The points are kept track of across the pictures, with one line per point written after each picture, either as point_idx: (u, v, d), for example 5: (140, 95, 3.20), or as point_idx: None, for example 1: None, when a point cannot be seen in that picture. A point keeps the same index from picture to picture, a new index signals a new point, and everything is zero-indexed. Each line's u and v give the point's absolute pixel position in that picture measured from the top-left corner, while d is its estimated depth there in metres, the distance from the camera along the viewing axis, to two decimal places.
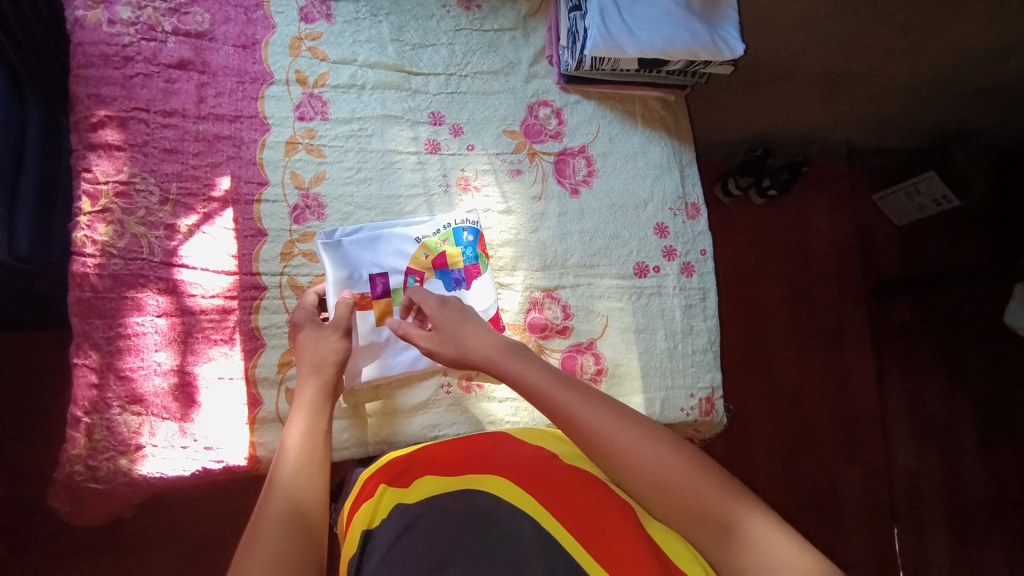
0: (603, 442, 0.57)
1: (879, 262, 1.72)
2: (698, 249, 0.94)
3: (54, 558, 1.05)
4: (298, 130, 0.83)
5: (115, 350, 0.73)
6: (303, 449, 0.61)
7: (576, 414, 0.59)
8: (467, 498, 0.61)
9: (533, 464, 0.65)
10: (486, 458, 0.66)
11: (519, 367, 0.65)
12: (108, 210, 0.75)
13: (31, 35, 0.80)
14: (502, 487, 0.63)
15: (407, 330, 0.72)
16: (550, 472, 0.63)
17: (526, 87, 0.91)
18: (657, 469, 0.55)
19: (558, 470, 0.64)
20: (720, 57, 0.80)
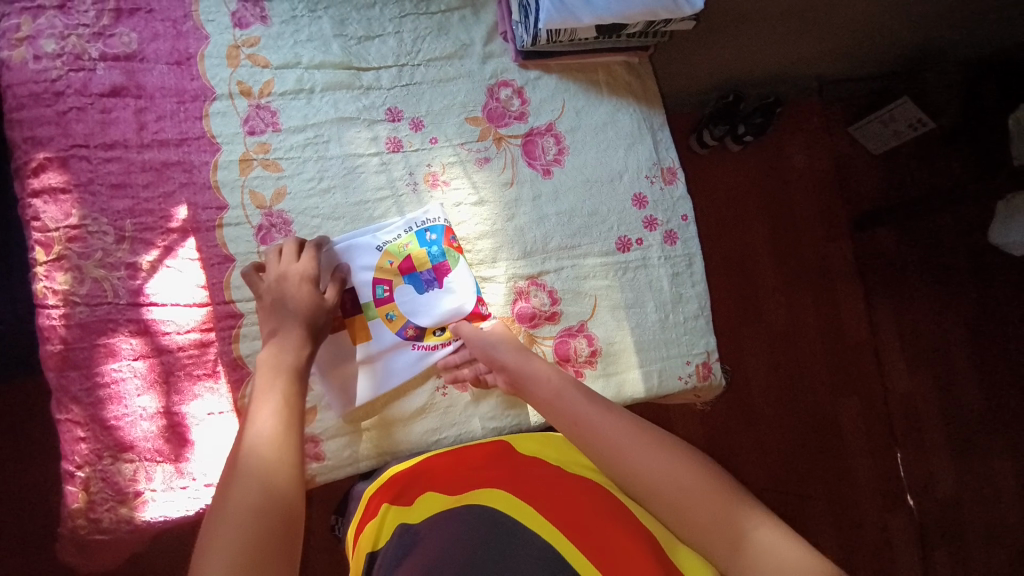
0: (617, 445, 0.60)
1: (860, 195, 1.71)
2: (678, 215, 0.92)
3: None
4: (250, 146, 0.79)
5: (96, 400, 0.71)
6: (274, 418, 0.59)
7: (596, 421, 0.63)
8: (473, 515, 0.62)
9: (539, 480, 0.66)
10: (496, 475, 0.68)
11: (540, 377, 0.71)
12: (64, 257, 0.71)
13: None
14: (501, 499, 0.63)
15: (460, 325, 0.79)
16: (554, 482, 0.66)
17: (483, 68, 0.87)
18: (671, 474, 0.57)
19: (563, 484, 0.66)
20: (682, 14, 0.76)
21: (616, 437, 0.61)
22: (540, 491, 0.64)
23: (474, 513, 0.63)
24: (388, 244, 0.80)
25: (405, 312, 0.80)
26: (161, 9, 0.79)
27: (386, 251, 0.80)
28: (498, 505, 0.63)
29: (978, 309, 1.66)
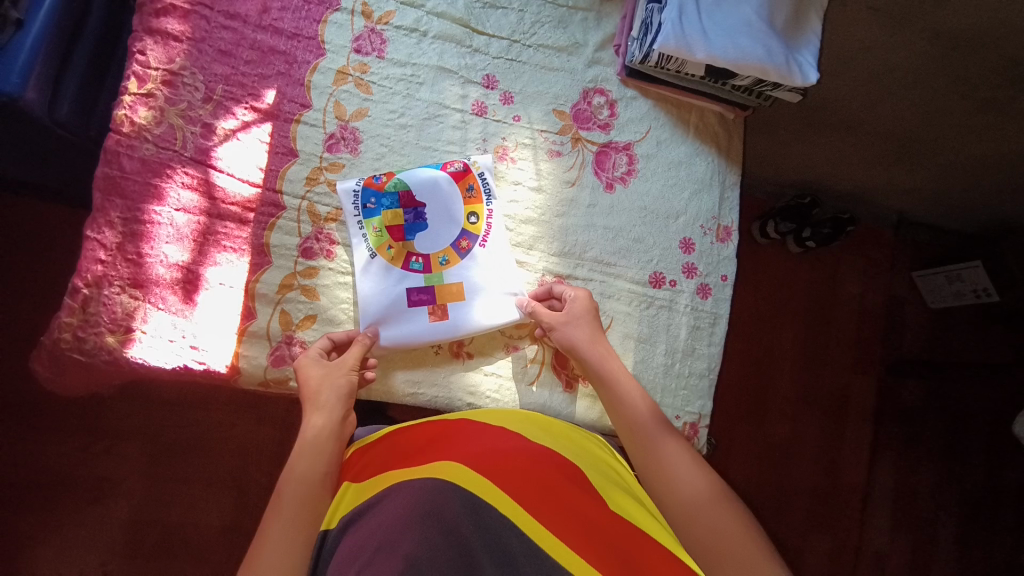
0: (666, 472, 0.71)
1: (901, 338, 1.67)
2: (719, 273, 0.91)
3: (47, 424, 1.13)
4: (351, 62, 0.83)
5: (128, 233, 0.74)
6: (305, 461, 0.71)
7: (671, 466, 0.72)
8: (430, 485, 0.63)
9: (490, 457, 0.68)
10: (449, 442, 0.70)
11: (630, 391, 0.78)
12: (152, 95, 0.76)
13: None
14: (461, 473, 0.65)
15: (536, 309, 0.81)
16: (509, 458, 0.68)
17: (585, 71, 0.89)
18: (717, 526, 0.66)
19: (522, 465, 0.68)
20: (791, 82, 0.77)
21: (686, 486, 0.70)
22: (495, 471, 0.66)
23: (422, 480, 0.64)
24: (364, 229, 0.81)
25: (441, 247, 0.83)
26: None
27: (371, 238, 0.81)
28: (449, 477, 0.65)
29: (978, 496, 1.59)
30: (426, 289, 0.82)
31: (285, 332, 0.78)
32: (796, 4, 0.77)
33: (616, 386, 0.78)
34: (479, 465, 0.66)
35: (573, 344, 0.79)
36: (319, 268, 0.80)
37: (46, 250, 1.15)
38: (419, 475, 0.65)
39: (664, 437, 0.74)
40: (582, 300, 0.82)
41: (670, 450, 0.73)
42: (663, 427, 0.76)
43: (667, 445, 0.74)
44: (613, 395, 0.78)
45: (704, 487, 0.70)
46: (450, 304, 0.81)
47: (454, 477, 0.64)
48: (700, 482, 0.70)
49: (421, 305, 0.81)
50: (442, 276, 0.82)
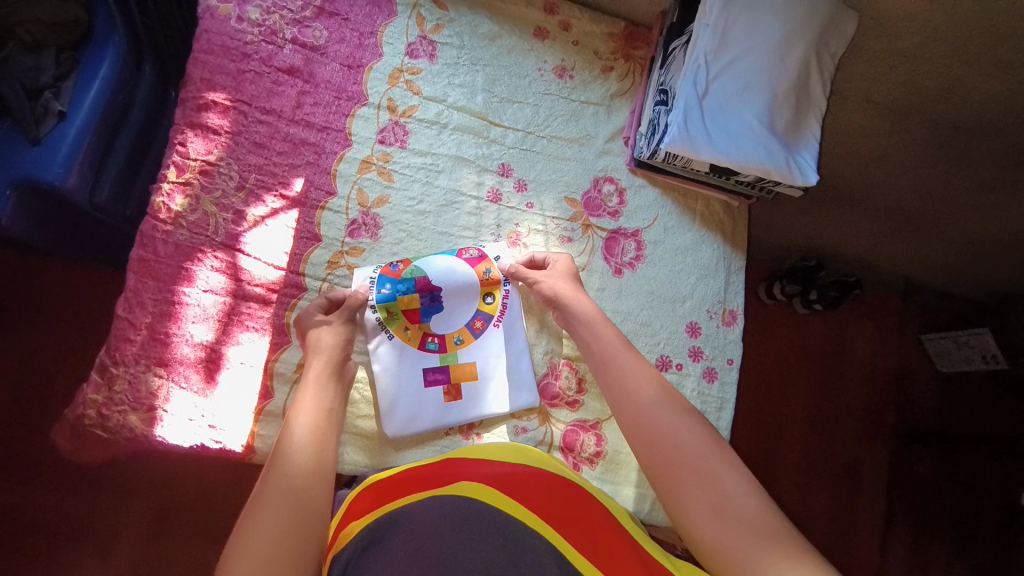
0: (663, 435, 0.70)
1: (913, 405, 1.65)
2: (725, 356, 0.93)
3: (56, 480, 1.14)
4: (375, 152, 0.88)
5: (159, 313, 0.78)
6: (309, 447, 0.69)
7: (664, 429, 0.70)
8: (460, 503, 0.66)
9: (510, 476, 0.71)
10: (467, 468, 0.72)
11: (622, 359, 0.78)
12: (189, 184, 0.81)
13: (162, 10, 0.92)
14: (485, 491, 0.68)
15: (518, 268, 0.87)
16: (526, 480, 0.70)
17: (596, 160, 0.94)
18: (711, 477, 0.65)
19: (541, 486, 0.70)
20: (792, 181, 0.80)
21: (680, 443, 0.69)
22: (518, 486, 0.69)
23: (449, 497, 0.67)
24: (380, 311, 0.84)
25: (455, 329, 0.86)
26: (355, 20, 0.91)
27: (388, 322, 0.84)
28: (473, 495, 0.67)
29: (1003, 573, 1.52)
30: (441, 368, 0.85)
31: None
32: (795, 108, 0.80)
33: (613, 358, 0.78)
34: (501, 485, 0.69)
35: (555, 292, 0.83)
36: None
37: (71, 311, 1.19)
38: (446, 492, 0.67)
39: (658, 402, 0.73)
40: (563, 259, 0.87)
41: (664, 411, 0.72)
42: (651, 390, 0.74)
43: (661, 411, 0.72)
44: (606, 367, 0.78)
45: (698, 442, 0.69)
46: (464, 384, 0.85)
47: (478, 494, 0.67)
48: (699, 443, 0.68)
49: (436, 385, 0.84)
50: (456, 355, 0.86)
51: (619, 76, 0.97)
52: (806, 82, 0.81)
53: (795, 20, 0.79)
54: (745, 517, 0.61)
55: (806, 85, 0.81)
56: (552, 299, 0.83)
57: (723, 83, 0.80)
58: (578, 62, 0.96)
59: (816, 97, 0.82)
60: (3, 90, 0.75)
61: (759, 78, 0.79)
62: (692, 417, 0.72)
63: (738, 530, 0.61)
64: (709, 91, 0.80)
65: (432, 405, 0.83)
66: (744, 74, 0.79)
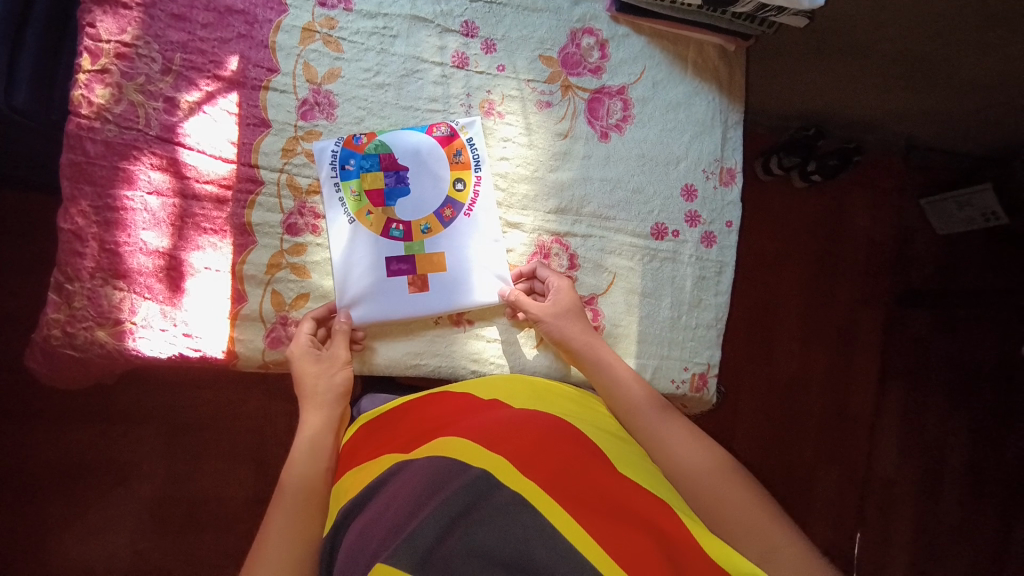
0: (637, 418, 0.71)
1: (908, 270, 1.60)
2: (724, 219, 0.86)
3: (56, 411, 1.14)
4: (317, 17, 0.76)
5: (104, 222, 0.71)
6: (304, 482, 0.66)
7: (637, 407, 0.72)
8: (439, 465, 0.59)
9: (498, 425, 0.63)
10: (457, 422, 0.65)
11: (582, 340, 0.76)
12: (107, 71, 0.70)
13: None
14: (466, 449, 0.60)
15: (520, 299, 0.77)
16: (502, 425, 0.63)
17: (572, 10, 0.83)
18: (681, 456, 0.66)
19: (530, 428, 0.63)
20: (797, 6, 0.70)
21: (648, 423, 0.70)
22: (500, 437, 0.61)
23: (431, 460, 0.60)
24: (341, 192, 0.77)
25: (423, 215, 0.78)
26: None
27: (349, 203, 0.77)
28: (454, 454, 0.59)
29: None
30: (406, 257, 0.78)
31: (278, 312, 0.76)
32: None
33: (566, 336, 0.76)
34: (485, 439, 0.61)
35: (552, 328, 0.76)
36: (307, 244, 0.76)
37: (35, 243, 1.13)
38: (431, 454, 0.61)
39: (626, 382, 0.74)
40: (564, 283, 0.79)
41: (636, 390, 0.73)
42: (626, 371, 0.75)
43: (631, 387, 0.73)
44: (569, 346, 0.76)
45: (672, 425, 0.69)
46: (432, 274, 0.78)
47: (462, 455, 0.59)
48: (671, 429, 0.69)
49: (402, 274, 0.78)
50: (423, 244, 0.78)
51: None
52: None
53: None
54: (763, 533, 0.57)
55: None
56: (551, 336, 0.76)
57: None
58: None
59: None
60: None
61: None
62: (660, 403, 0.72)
63: (752, 541, 0.57)
64: None
65: (408, 299, 0.77)
66: None
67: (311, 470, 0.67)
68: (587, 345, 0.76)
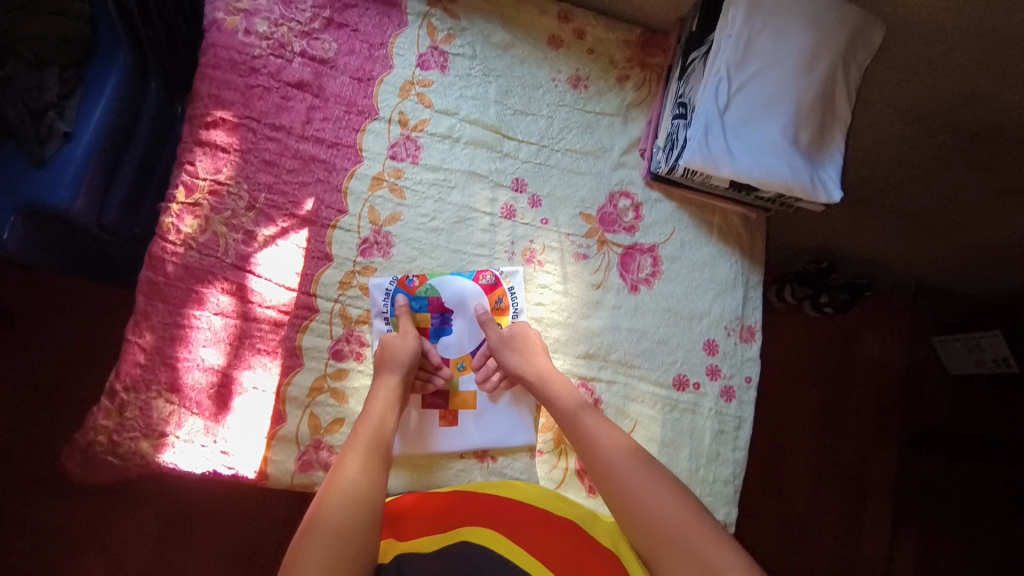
0: (640, 503, 0.69)
1: (920, 408, 1.61)
2: (743, 375, 0.91)
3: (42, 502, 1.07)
4: (387, 168, 0.86)
5: (168, 337, 0.77)
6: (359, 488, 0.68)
7: (643, 492, 0.70)
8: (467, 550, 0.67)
9: (520, 520, 0.72)
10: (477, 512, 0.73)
11: (593, 426, 0.77)
12: (199, 205, 0.79)
13: (166, 17, 0.86)
14: (492, 537, 0.69)
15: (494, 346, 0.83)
16: (523, 520, 0.72)
17: (611, 174, 0.92)
18: (685, 547, 0.65)
19: (548, 525, 0.71)
20: (815, 199, 0.79)
21: (649, 509, 0.68)
22: (522, 527, 0.71)
23: (460, 545, 0.68)
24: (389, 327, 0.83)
25: (459, 354, 0.86)
26: (364, 31, 0.88)
27: None
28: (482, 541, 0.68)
29: None
30: (439, 392, 0.84)
31: (313, 435, 0.79)
32: (820, 124, 0.79)
33: (576, 421, 0.78)
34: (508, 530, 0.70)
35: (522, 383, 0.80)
36: (349, 370, 0.82)
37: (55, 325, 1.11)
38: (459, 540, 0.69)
39: (631, 470, 0.72)
40: (536, 338, 0.83)
41: (642, 475, 0.71)
42: (637, 459, 0.73)
43: (633, 475, 0.71)
44: (575, 431, 0.77)
45: (675, 509, 0.67)
46: (461, 412, 0.83)
47: (488, 541, 0.68)
48: (674, 513, 0.67)
49: (433, 409, 0.83)
50: (457, 381, 0.85)
51: (634, 85, 0.94)
52: (831, 95, 0.79)
53: (819, 34, 0.78)
54: None
55: (831, 100, 0.80)
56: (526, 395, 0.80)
57: (746, 97, 0.78)
58: (592, 71, 0.93)
59: (839, 110, 0.81)
60: (6, 113, 0.71)
61: (782, 93, 0.77)
62: (667, 483, 0.70)
63: None
64: (730, 106, 0.78)
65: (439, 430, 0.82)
66: (766, 88, 0.78)
67: (359, 482, 0.69)
68: (588, 426, 0.77)
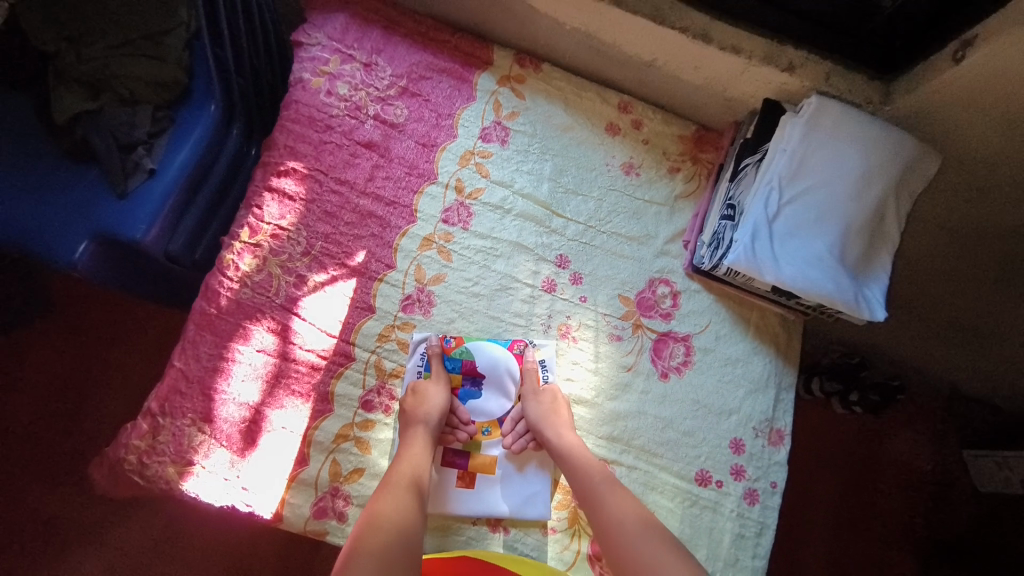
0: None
1: (951, 519, 1.48)
2: (768, 479, 0.88)
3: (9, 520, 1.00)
4: (438, 230, 0.89)
5: (210, 368, 0.80)
6: (394, 532, 0.69)
7: (659, 566, 0.68)
8: None
9: None
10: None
11: (610, 495, 0.76)
12: (259, 246, 0.84)
13: (256, 68, 0.95)
14: None
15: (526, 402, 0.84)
16: None
17: (653, 261, 0.93)
18: None
19: None
20: (858, 316, 0.79)
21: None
22: None
23: None
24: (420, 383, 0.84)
25: (487, 418, 0.87)
26: (435, 102, 0.93)
27: None
28: None
29: None
30: (461, 454, 0.84)
31: (332, 482, 0.80)
32: (868, 244, 0.80)
33: (593, 490, 0.77)
34: None
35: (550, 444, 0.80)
36: (376, 422, 0.82)
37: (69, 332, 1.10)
38: None
39: (647, 542, 0.71)
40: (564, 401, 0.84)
41: (657, 549, 0.69)
42: (653, 531, 0.72)
43: (650, 548, 0.70)
44: (590, 499, 0.77)
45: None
46: (480, 475, 0.83)
47: None
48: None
49: (453, 469, 0.83)
50: (480, 446, 0.85)
51: (684, 177, 0.97)
52: (882, 215, 0.81)
53: (875, 157, 0.80)
54: None
55: (882, 222, 0.81)
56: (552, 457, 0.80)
57: (796, 211, 0.80)
58: (646, 160, 0.97)
59: (890, 230, 0.81)
60: (94, 141, 0.77)
61: (832, 210, 0.79)
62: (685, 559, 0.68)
63: None
64: (779, 216, 0.80)
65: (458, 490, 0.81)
66: (816, 203, 0.79)
67: (392, 528, 0.69)
68: (606, 495, 0.76)
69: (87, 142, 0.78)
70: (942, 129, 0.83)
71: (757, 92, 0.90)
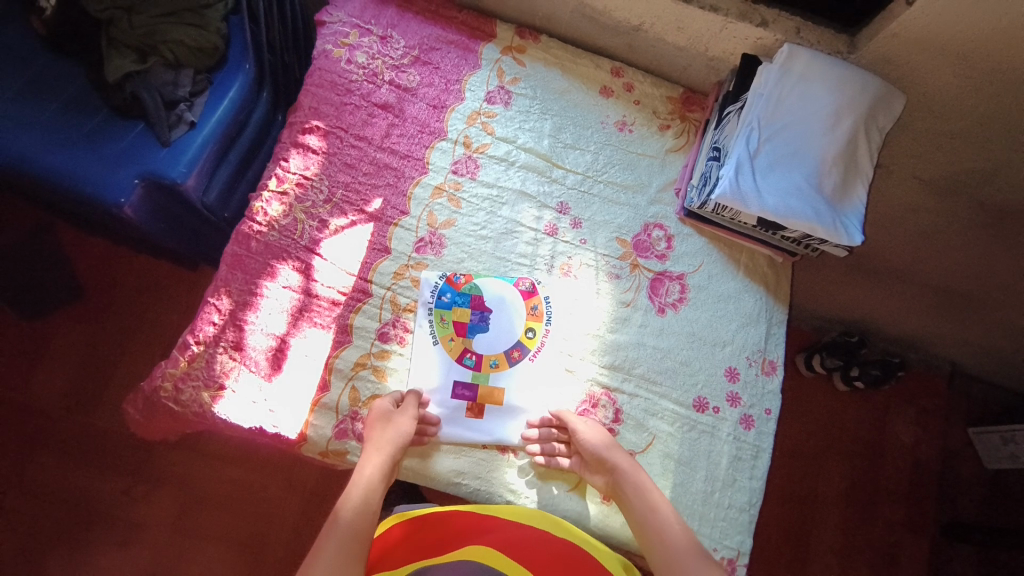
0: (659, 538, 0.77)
1: (957, 500, 1.52)
2: (763, 406, 0.93)
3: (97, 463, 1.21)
4: (448, 180, 0.97)
5: (241, 301, 0.87)
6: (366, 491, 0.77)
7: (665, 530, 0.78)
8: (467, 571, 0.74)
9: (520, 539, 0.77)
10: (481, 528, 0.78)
11: (620, 458, 0.83)
12: (286, 194, 0.92)
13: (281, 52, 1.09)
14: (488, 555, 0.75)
15: None
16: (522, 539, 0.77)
17: (647, 208, 1.01)
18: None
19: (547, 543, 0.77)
20: (838, 240, 0.85)
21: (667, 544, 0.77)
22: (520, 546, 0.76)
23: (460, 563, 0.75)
24: (433, 317, 0.90)
25: (493, 351, 0.91)
26: (444, 69, 1.03)
27: (437, 328, 0.90)
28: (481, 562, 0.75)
29: None
30: (470, 385, 0.89)
31: (352, 407, 0.85)
32: (843, 175, 0.87)
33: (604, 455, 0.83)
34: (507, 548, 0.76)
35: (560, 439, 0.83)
36: (392, 352, 0.88)
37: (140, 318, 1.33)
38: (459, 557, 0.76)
39: (655, 508, 0.79)
40: None
41: (661, 515, 0.79)
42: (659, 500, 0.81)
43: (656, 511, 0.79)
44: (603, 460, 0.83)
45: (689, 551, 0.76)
46: (488, 405, 0.88)
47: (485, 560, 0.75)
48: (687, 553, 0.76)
49: (462, 399, 0.88)
50: (489, 376, 0.89)
51: (674, 134, 1.05)
52: (855, 149, 0.88)
53: (845, 96, 0.87)
54: None
55: (856, 157, 0.88)
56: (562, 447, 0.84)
57: (774, 146, 0.87)
58: (637, 118, 1.05)
59: (863, 164, 0.89)
60: (143, 96, 0.87)
61: (807, 145, 0.87)
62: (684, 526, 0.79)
63: None
64: (761, 152, 0.88)
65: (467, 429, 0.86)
66: (793, 139, 0.87)
67: (366, 486, 0.77)
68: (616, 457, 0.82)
69: (137, 97, 0.88)
70: (905, 72, 0.91)
71: (736, 50, 0.99)
